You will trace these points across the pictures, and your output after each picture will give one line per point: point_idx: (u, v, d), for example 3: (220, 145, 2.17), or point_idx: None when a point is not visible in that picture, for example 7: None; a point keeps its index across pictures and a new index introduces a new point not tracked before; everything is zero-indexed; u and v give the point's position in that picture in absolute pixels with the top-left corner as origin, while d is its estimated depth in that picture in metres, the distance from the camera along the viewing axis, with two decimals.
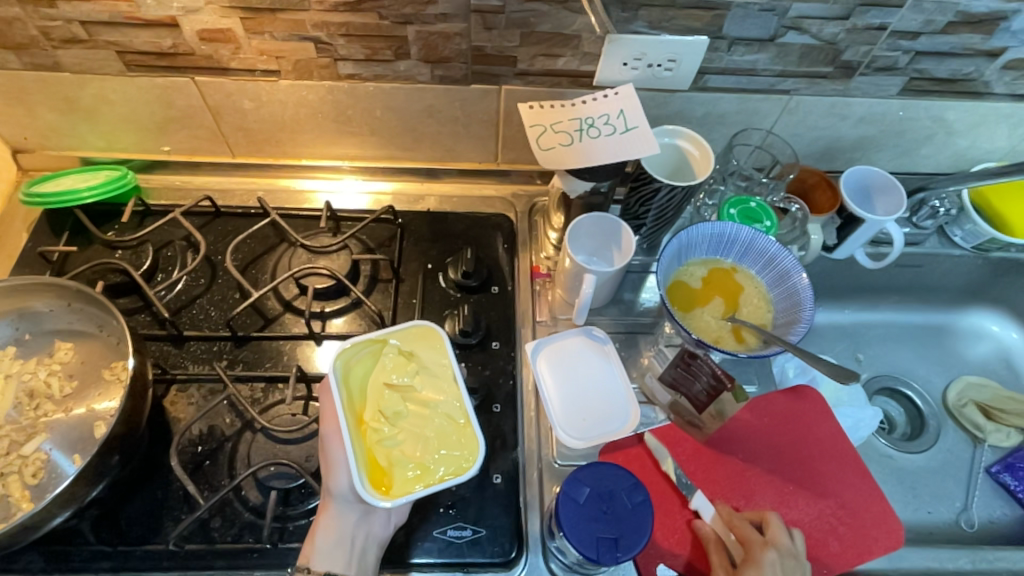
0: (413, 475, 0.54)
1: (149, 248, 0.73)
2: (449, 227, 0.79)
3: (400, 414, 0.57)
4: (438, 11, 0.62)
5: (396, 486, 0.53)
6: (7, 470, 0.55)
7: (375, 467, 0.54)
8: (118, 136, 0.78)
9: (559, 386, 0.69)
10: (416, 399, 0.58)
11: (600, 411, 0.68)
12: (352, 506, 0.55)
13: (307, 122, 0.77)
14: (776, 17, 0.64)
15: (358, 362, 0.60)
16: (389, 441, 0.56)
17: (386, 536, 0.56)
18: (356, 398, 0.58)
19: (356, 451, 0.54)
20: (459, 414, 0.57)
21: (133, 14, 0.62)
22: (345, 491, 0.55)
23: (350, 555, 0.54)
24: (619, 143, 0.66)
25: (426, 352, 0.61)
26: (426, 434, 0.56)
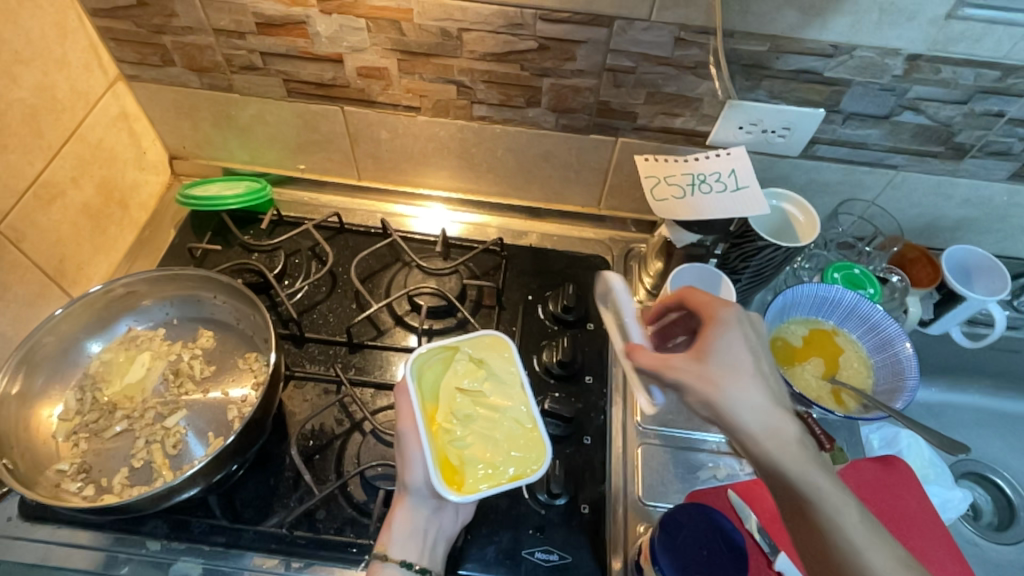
0: (484, 474, 0.55)
1: (282, 254, 0.80)
2: (550, 263, 0.84)
3: (470, 416, 0.59)
4: (575, 67, 0.69)
5: (468, 484, 0.54)
6: (152, 438, 0.61)
7: (446, 466, 0.55)
8: (263, 152, 0.87)
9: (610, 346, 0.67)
10: (486, 404, 0.60)
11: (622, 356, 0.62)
12: (427, 501, 0.56)
13: (432, 155, 0.83)
14: (894, 97, 0.67)
15: (430, 367, 0.61)
16: (458, 442, 0.57)
17: (454, 531, 0.58)
18: (427, 398, 0.59)
19: (432, 449, 0.55)
20: (528, 420, 0.59)
21: (307, 50, 0.71)
22: (420, 486, 0.56)
23: (422, 546, 0.56)
24: (730, 200, 0.69)
25: (495, 361, 0.62)
26: (496, 437, 0.58)
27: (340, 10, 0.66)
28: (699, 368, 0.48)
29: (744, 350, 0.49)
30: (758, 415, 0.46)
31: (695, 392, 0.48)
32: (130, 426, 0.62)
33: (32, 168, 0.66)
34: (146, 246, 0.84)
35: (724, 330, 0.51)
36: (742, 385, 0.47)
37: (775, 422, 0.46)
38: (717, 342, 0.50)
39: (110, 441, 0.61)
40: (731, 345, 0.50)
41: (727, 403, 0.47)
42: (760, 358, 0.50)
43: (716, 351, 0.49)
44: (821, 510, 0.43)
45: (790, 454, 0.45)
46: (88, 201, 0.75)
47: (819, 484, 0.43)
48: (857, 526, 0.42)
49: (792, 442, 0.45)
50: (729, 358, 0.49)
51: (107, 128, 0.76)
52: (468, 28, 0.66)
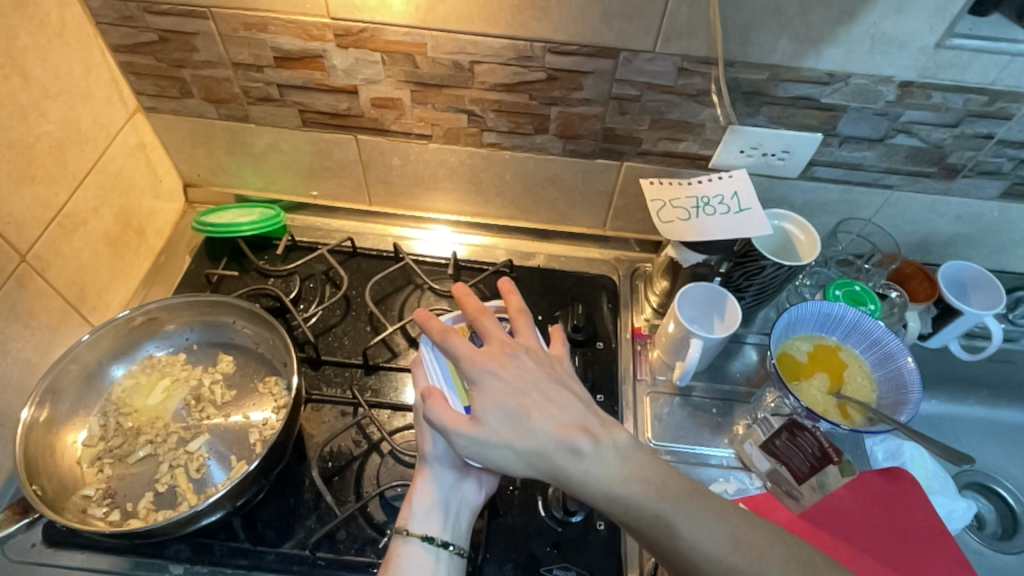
0: None
1: (297, 279, 0.82)
2: (558, 283, 0.86)
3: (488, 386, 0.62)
4: (582, 96, 0.71)
5: None
6: (175, 463, 0.62)
7: None
8: (276, 179, 0.89)
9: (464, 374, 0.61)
10: None
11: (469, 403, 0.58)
12: (447, 469, 0.61)
13: (442, 180, 0.86)
14: (888, 120, 0.70)
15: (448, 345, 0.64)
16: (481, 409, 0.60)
17: (478, 502, 0.62)
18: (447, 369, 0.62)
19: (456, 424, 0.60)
20: None
21: (322, 81, 0.73)
22: (439, 455, 0.61)
23: (444, 519, 0.59)
24: (733, 221, 0.72)
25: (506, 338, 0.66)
26: None
27: (357, 44, 0.68)
28: (474, 440, 0.53)
29: (504, 401, 0.53)
30: (553, 458, 0.52)
31: (485, 460, 0.54)
32: (153, 451, 0.63)
33: (56, 200, 0.68)
34: (162, 273, 0.85)
35: (477, 394, 0.54)
36: (527, 433, 0.52)
37: (563, 451, 0.52)
38: (478, 412, 0.53)
39: (133, 466, 0.62)
40: (489, 406, 0.53)
41: (513, 461, 0.53)
42: (524, 394, 0.54)
43: (480, 422, 0.53)
44: (631, 512, 0.50)
45: (590, 479, 0.51)
46: (107, 229, 0.77)
47: (618, 493, 0.50)
48: (664, 514, 0.49)
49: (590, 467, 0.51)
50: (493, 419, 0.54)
51: (126, 158, 0.78)
52: (480, 60, 0.69)
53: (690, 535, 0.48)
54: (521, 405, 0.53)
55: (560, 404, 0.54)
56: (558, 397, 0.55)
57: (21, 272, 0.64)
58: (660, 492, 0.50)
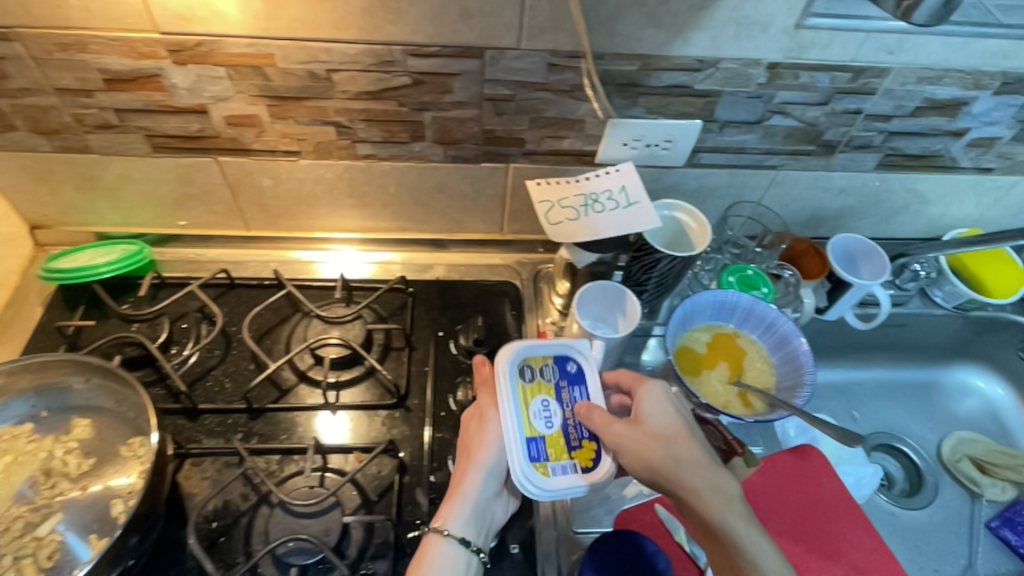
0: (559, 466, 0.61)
1: (165, 321, 0.74)
2: (458, 295, 0.82)
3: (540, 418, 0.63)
4: (453, 99, 0.67)
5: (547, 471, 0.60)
6: (21, 553, 0.54)
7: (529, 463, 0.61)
8: (135, 211, 0.80)
9: (536, 409, 0.63)
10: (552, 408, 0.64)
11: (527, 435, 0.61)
12: (495, 480, 0.62)
13: (322, 198, 0.80)
14: (762, 103, 0.70)
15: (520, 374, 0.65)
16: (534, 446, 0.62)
17: (502, 522, 0.63)
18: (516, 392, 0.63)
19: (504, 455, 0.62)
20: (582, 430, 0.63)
21: (165, 103, 0.66)
22: (492, 465, 0.62)
23: (480, 525, 0.60)
24: (623, 216, 0.70)
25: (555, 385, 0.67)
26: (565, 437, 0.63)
27: (196, 60, 0.62)
28: (647, 444, 0.55)
29: (670, 415, 0.57)
30: (694, 470, 0.53)
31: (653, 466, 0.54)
32: None
33: None
34: (8, 329, 0.76)
35: (659, 400, 0.58)
36: (675, 442, 0.55)
37: (701, 470, 0.53)
38: (672, 413, 0.57)
39: None
40: (662, 416, 0.57)
41: (679, 468, 0.53)
42: (678, 417, 0.58)
43: (649, 421, 0.57)
44: (719, 531, 0.51)
45: (704, 498, 0.52)
46: None
47: (725, 512, 0.51)
48: (752, 538, 0.50)
49: (708, 484, 0.53)
50: (659, 425, 0.57)
51: None
52: (337, 68, 0.63)
53: (760, 556, 0.49)
54: (672, 426, 0.56)
55: (695, 438, 0.56)
56: (692, 435, 0.57)
57: None
58: (751, 527, 0.51)
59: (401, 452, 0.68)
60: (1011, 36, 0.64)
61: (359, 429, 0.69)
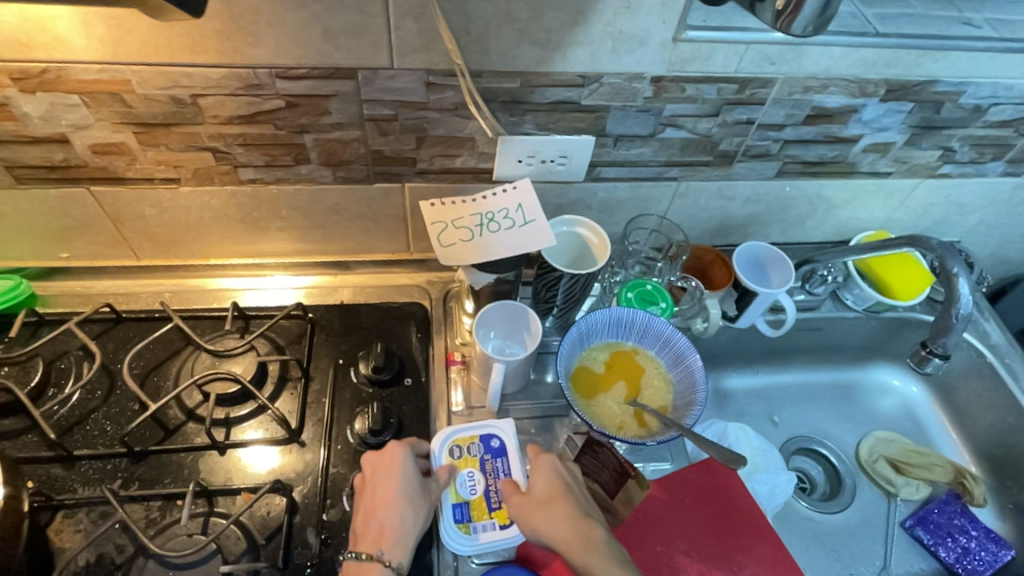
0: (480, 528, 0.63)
1: (40, 361, 0.70)
2: (361, 319, 0.79)
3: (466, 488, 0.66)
4: (333, 120, 0.65)
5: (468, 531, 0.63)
6: None
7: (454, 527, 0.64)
8: (11, 244, 0.76)
9: (461, 478, 0.66)
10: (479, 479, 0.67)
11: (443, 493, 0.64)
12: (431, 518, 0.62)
13: (212, 224, 0.76)
14: (653, 116, 0.69)
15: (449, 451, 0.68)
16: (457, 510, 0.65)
17: None
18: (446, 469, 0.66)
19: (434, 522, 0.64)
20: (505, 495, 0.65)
21: (20, 132, 0.62)
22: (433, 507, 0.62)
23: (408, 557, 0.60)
24: (518, 236, 0.69)
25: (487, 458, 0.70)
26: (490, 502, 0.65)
27: (44, 87, 0.58)
28: (525, 503, 0.60)
29: (551, 479, 0.61)
30: (569, 531, 0.57)
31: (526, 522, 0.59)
32: None
33: None
34: None
35: (544, 463, 0.62)
36: (555, 504, 0.59)
37: (577, 528, 0.57)
38: (554, 477, 0.61)
39: None
40: (543, 481, 0.61)
41: (544, 523, 0.58)
42: (560, 480, 0.62)
43: (532, 487, 0.61)
44: None
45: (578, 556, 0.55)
46: None
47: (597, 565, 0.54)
48: None
49: (583, 541, 0.56)
50: (542, 491, 0.60)
51: None
52: (202, 93, 0.60)
53: None
54: (553, 491, 0.60)
55: (575, 500, 0.60)
56: (574, 497, 0.60)
57: None
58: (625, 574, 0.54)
59: (293, 491, 0.65)
60: (888, 45, 0.64)
61: (250, 469, 0.66)
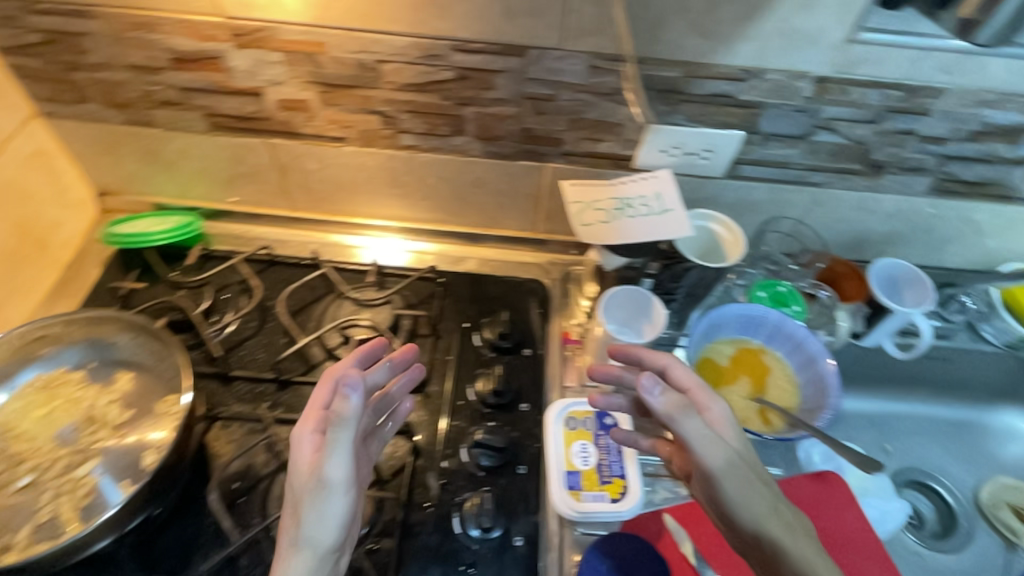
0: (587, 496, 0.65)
1: (209, 289, 0.78)
2: (487, 289, 0.83)
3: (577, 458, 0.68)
4: (495, 96, 0.69)
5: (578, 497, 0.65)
6: (61, 490, 0.58)
7: None
8: (191, 185, 0.85)
9: (575, 449, 0.68)
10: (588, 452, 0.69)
11: (335, 479, 0.46)
12: (325, 532, 0.45)
13: (364, 185, 0.82)
14: (808, 117, 0.68)
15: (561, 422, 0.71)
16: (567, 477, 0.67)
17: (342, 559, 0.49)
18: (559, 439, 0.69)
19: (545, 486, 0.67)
20: (616, 471, 0.67)
21: (224, 83, 0.70)
22: (320, 515, 0.45)
23: None
24: (653, 223, 0.70)
25: None
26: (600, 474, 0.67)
27: (255, 44, 0.65)
28: (741, 463, 0.49)
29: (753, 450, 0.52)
30: (793, 522, 0.48)
31: (737, 488, 0.49)
32: (37, 479, 0.59)
33: None
34: (68, 287, 0.80)
35: (731, 417, 0.52)
36: (774, 486, 0.50)
37: (798, 521, 0.48)
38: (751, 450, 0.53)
39: (13, 496, 0.58)
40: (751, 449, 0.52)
41: (766, 502, 0.48)
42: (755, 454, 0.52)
43: (744, 450, 0.51)
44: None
45: (815, 555, 0.46)
46: None
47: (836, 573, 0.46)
48: None
49: (809, 539, 0.47)
50: (755, 458, 0.51)
51: (20, 167, 0.74)
52: (385, 60, 0.66)
53: None
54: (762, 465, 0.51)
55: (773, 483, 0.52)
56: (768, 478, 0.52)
57: None
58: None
59: (416, 436, 0.69)
60: None
61: None
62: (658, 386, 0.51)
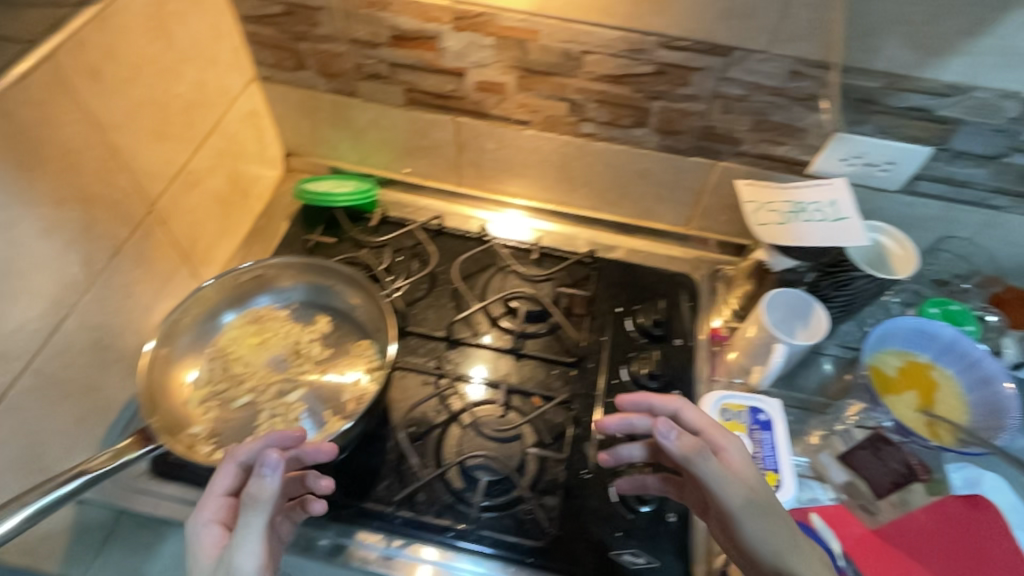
0: None
1: (388, 251, 0.86)
2: (639, 278, 0.86)
3: None
4: (687, 92, 0.72)
5: None
6: (275, 411, 0.65)
7: None
8: (372, 153, 0.92)
9: None
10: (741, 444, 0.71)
11: (244, 569, 0.42)
12: None
13: (533, 167, 0.87)
14: (1006, 138, 0.68)
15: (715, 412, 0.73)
16: None
17: None
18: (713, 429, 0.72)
19: None
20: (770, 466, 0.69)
21: (433, 62, 0.76)
22: None
23: None
24: (830, 229, 0.71)
25: None
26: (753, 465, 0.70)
27: (472, 27, 0.70)
28: (757, 498, 0.50)
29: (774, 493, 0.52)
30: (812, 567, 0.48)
31: (757, 525, 0.50)
32: (255, 399, 0.66)
33: (181, 157, 0.72)
34: (262, 235, 0.89)
35: (748, 457, 0.53)
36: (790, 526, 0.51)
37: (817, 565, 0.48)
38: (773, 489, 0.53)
39: (236, 412, 0.66)
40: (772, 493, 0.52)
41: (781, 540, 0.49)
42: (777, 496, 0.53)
43: (764, 491, 0.51)
44: None
45: None
46: (219, 189, 0.81)
47: None
48: None
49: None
50: (770, 501, 0.51)
51: (240, 124, 0.83)
52: (591, 51, 0.70)
53: None
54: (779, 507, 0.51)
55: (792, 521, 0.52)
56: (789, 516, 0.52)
57: (147, 221, 0.68)
58: None
59: (574, 407, 0.73)
60: None
61: (538, 377, 0.76)
62: (672, 430, 0.51)
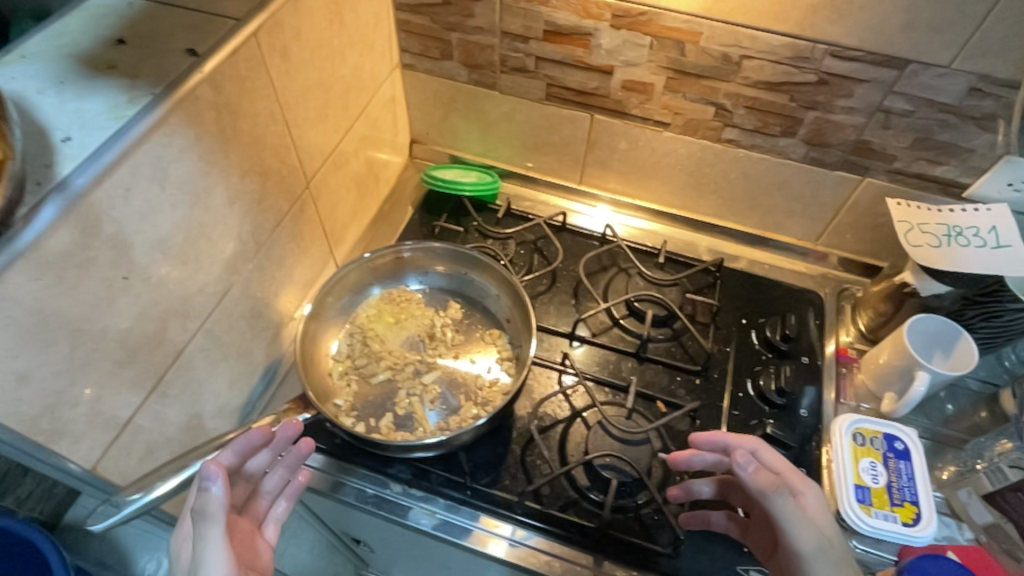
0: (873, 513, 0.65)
1: (512, 243, 0.87)
2: (763, 291, 0.84)
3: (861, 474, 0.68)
4: (847, 104, 0.70)
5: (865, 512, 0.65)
6: (412, 390, 0.67)
7: None
8: (498, 145, 0.93)
9: (864, 466, 0.68)
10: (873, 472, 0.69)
11: None
12: None
13: (662, 170, 0.86)
14: None
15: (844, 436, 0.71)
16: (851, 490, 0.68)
17: None
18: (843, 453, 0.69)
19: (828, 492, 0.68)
20: (907, 497, 0.66)
21: (582, 59, 0.76)
22: None
23: None
24: (988, 257, 0.67)
25: None
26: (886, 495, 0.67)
27: (631, 26, 0.70)
28: (831, 549, 0.48)
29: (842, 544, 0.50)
30: None
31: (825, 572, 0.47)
32: (393, 377, 0.68)
33: (335, 139, 0.75)
34: (389, 219, 0.92)
35: (824, 505, 0.50)
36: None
37: None
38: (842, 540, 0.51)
39: (374, 387, 0.68)
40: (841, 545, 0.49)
41: None
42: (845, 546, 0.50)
43: (835, 542, 0.49)
44: None
45: None
46: (359, 171, 0.84)
47: None
48: None
49: None
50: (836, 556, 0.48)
51: (382, 110, 0.85)
52: (752, 56, 0.68)
53: None
54: (846, 558, 0.49)
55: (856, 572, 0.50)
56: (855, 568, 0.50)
57: (303, 197, 0.71)
58: None
59: (698, 417, 0.72)
60: None
61: (661, 382, 0.75)
62: (751, 462, 0.48)
